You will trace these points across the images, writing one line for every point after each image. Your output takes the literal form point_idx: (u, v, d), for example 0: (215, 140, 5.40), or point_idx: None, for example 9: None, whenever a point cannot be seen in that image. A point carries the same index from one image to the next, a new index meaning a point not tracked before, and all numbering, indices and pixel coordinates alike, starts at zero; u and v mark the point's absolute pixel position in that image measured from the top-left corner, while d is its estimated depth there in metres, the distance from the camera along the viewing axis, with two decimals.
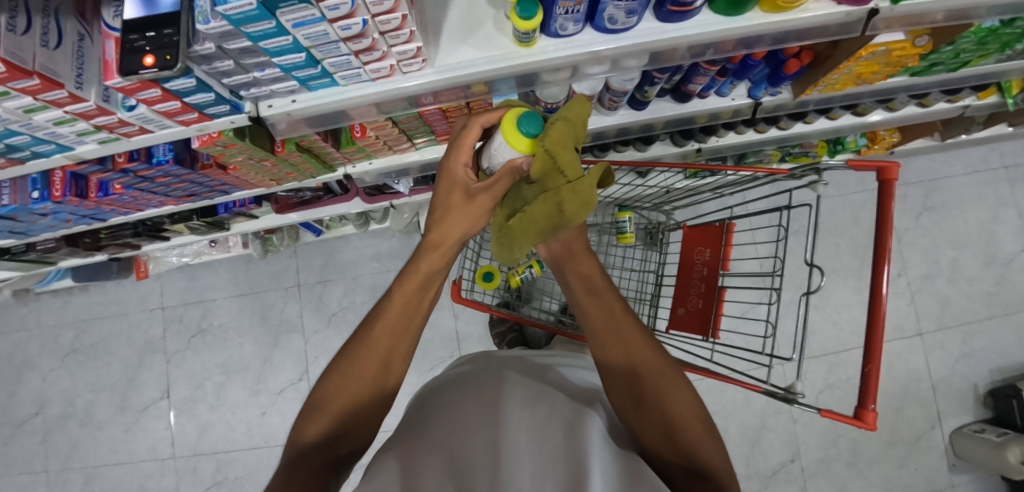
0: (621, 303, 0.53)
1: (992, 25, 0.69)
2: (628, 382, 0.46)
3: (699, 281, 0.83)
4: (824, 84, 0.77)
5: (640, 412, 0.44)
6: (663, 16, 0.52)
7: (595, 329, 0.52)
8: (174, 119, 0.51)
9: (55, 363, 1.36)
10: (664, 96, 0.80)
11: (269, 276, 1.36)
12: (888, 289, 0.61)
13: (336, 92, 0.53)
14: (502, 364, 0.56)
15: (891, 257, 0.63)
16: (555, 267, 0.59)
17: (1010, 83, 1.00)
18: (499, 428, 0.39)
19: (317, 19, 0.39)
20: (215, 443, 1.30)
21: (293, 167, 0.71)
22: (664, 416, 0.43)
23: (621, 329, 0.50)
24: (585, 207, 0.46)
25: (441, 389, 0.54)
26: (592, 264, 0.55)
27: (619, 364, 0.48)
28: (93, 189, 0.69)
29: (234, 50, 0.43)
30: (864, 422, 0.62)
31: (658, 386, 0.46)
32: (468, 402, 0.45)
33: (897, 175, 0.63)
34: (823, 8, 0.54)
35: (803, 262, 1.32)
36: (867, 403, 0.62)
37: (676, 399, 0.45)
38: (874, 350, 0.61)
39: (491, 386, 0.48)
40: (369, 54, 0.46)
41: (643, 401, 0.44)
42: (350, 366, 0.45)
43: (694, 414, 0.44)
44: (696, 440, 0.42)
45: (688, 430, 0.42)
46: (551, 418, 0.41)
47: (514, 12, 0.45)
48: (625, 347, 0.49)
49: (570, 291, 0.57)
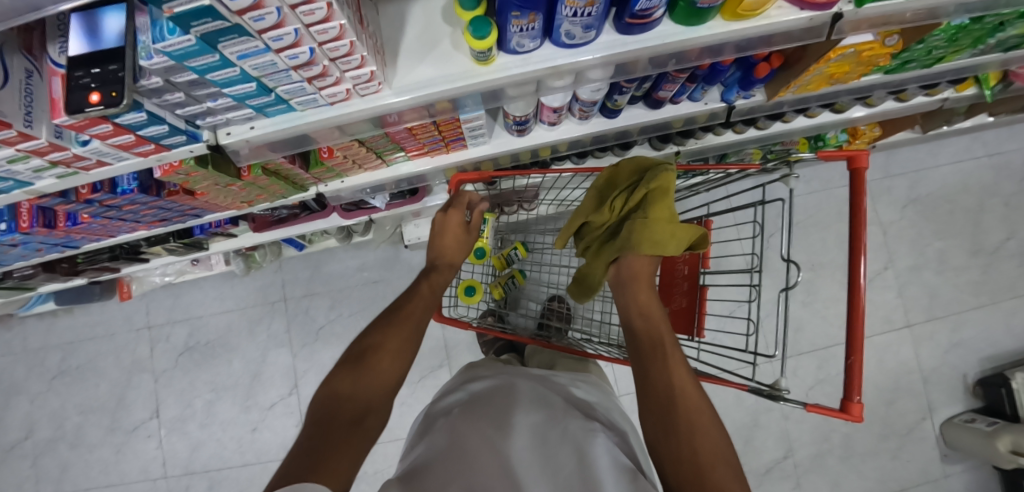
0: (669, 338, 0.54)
1: (961, 22, 0.69)
2: (661, 411, 0.46)
3: (682, 280, 0.82)
4: (797, 86, 0.77)
5: (667, 442, 0.43)
6: (623, 29, 0.51)
7: (641, 353, 0.53)
8: (130, 151, 0.51)
9: (42, 386, 1.34)
10: (635, 103, 0.80)
11: (255, 291, 1.35)
12: (865, 287, 0.61)
13: (295, 117, 0.53)
14: (522, 384, 0.58)
15: (865, 250, 0.63)
16: (616, 285, 0.64)
17: (986, 75, 1.01)
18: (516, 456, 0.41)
19: (262, 50, 0.38)
20: (207, 461, 1.30)
21: (263, 189, 0.70)
22: (693, 452, 0.41)
23: (669, 355, 0.51)
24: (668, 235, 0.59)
25: (452, 409, 0.54)
26: (650, 292, 0.59)
27: (650, 384, 0.49)
28: (61, 218, 0.68)
29: (183, 82, 0.43)
30: (851, 415, 0.61)
31: (691, 420, 0.44)
32: (480, 424, 0.46)
33: (867, 162, 0.63)
34: (785, 14, 0.53)
35: (779, 257, 1.32)
36: (852, 395, 0.62)
37: (706, 438, 0.43)
38: (856, 341, 0.61)
39: (507, 409, 0.50)
40: (323, 80, 0.45)
41: (673, 432, 0.43)
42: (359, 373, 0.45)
43: (723, 455, 0.41)
44: (724, 480, 0.39)
45: (718, 469, 0.40)
46: (564, 443, 0.44)
47: (467, 34, 0.44)
48: (666, 371, 0.49)
49: (625, 311, 0.60)
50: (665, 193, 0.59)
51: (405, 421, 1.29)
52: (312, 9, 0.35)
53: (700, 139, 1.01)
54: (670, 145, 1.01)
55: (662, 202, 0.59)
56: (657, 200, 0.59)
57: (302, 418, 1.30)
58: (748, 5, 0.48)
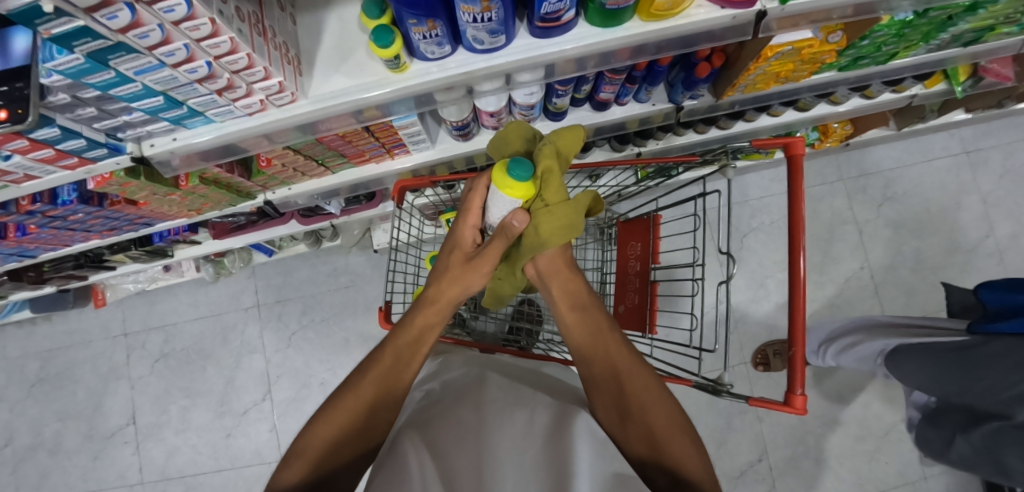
0: (607, 324, 0.53)
1: (905, 17, 0.67)
2: (614, 393, 0.46)
3: (634, 276, 0.83)
4: (743, 85, 0.76)
5: (624, 428, 0.43)
6: (539, 33, 0.51)
7: (583, 350, 0.51)
8: (55, 165, 0.51)
9: (21, 394, 1.36)
10: (583, 105, 0.79)
11: (229, 297, 1.37)
12: (804, 281, 0.60)
13: (216, 127, 0.53)
14: (486, 370, 0.58)
15: (804, 245, 0.62)
16: (539, 281, 0.59)
17: (954, 70, 0.99)
18: (492, 438, 0.40)
19: (156, 65, 0.39)
20: (182, 468, 1.30)
21: (205, 197, 0.72)
22: (649, 430, 0.41)
23: (608, 344, 0.50)
24: (564, 227, 0.51)
25: (422, 403, 0.52)
26: (578, 280, 0.56)
27: (597, 368, 0.49)
28: (12, 229, 0.69)
29: (91, 98, 0.43)
30: (794, 408, 0.60)
31: (643, 399, 0.44)
32: (448, 415, 0.46)
33: (802, 148, 0.63)
34: (706, 13, 0.53)
35: (718, 251, 1.28)
36: (795, 388, 0.60)
37: (660, 407, 0.43)
38: (797, 332, 0.59)
39: (473, 393, 0.50)
40: (232, 91, 0.46)
41: (629, 414, 0.43)
42: (337, 411, 0.43)
43: (678, 425, 0.42)
44: (681, 452, 0.39)
45: (675, 442, 0.40)
46: (531, 429, 0.42)
47: (505, 181, 0.49)
48: (607, 356, 0.49)
49: (556, 307, 0.57)
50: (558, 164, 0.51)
51: None
52: (195, 25, 0.36)
53: (660, 140, 1.02)
54: (630, 146, 1.02)
55: (554, 181, 0.50)
56: (544, 183, 0.50)
57: (276, 424, 1.30)
58: (659, 5, 0.47)
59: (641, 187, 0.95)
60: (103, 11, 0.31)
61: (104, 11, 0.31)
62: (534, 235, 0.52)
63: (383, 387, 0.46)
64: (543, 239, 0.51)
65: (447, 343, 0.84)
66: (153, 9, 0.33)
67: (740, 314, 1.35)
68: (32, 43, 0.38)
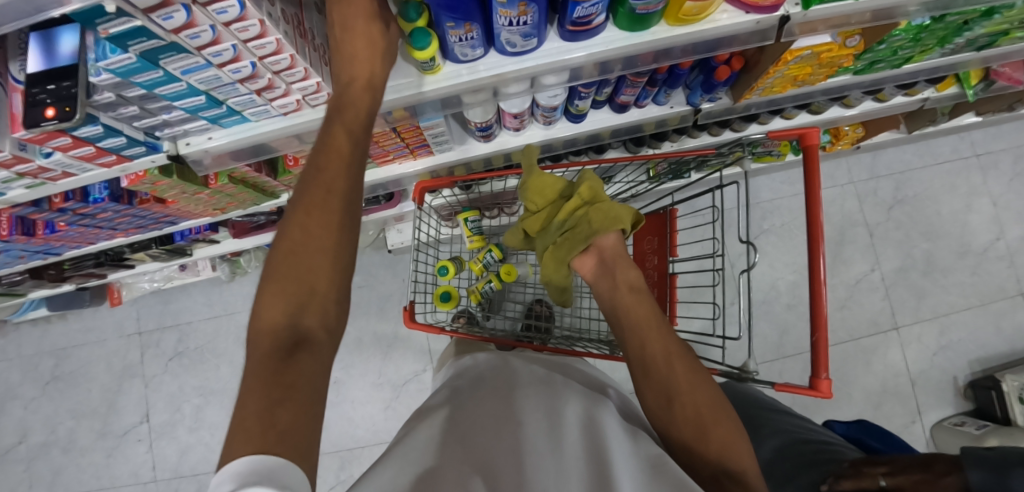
0: (655, 310, 0.54)
1: (923, 22, 0.68)
2: (661, 375, 0.46)
3: (652, 270, 0.84)
4: (761, 88, 0.77)
5: (670, 411, 0.43)
6: (568, 36, 0.52)
7: (630, 331, 0.52)
8: (93, 162, 0.52)
9: (36, 391, 1.37)
10: (602, 107, 0.81)
11: (243, 297, 1.38)
12: (824, 273, 0.60)
13: (250, 127, 0.54)
14: (514, 362, 0.58)
15: (824, 243, 0.63)
16: (596, 269, 0.61)
17: (967, 73, 0.99)
18: (525, 427, 0.40)
19: (203, 65, 0.40)
20: (195, 465, 1.31)
21: (232, 196, 0.73)
22: (697, 413, 0.42)
23: (652, 326, 0.51)
24: (611, 220, 0.59)
25: (446, 394, 0.52)
26: (636, 269, 0.58)
27: (638, 346, 0.50)
28: (40, 226, 0.70)
29: (135, 97, 0.44)
30: (818, 392, 0.60)
31: (689, 380, 0.45)
32: (484, 400, 0.45)
33: (817, 139, 0.65)
34: (732, 18, 0.54)
35: (739, 240, 1.31)
36: (819, 372, 0.61)
37: (704, 390, 0.44)
38: (819, 318, 0.60)
39: (508, 384, 0.50)
40: (271, 91, 0.47)
41: (677, 398, 0.44)
42: (290, 256, 0.35)
43: (723, 410, 0.43)
44: (726, 437, 0.40)
45: (720, 426, 0.41)
46: (569, 419, 0.42)
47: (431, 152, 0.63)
48: (655, 337, 0.50)
49: (610, 292, 0.58)
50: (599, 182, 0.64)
51: (390, 425, 1.32)
52: (245, 27, 0.37)
53: (675, 142, 1.04)
54: (645, 148, 1.03)
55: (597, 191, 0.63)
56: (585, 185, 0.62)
57: None
58: (688, 10, 0.48)
59: (655, 184, 0.97)
60: (160, 12, 0.32)
61: (162, 12, 0.32)
62: (586, 226, 0.60)
63: (318, 214, 0.36)
64: (595, 226, 0.59)
65: (468, 340, 0.85)
66: (207, 10, 0.34)
67: (751, 316, 1.36)
68: (82, 44, 0.39)
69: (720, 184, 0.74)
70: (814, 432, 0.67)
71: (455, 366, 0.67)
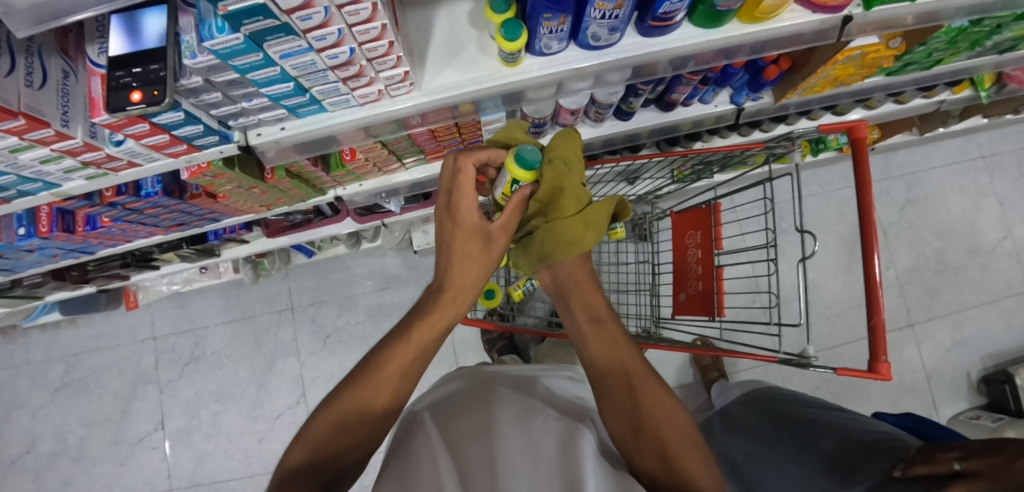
0: (626, 336, 0.49)
1: (962, 24, 0.70)
2: (626, 393, 0.43)
3: (694, 264, 0.84)
4: (803, 88, 0.79)
5: (636, 442, 0.39)
6: (644, 31, 0.52)
7: (587, 345, 0.48)
8: (162, 152, 0.51)
9: (44, 399, 1.32)
10: (648, 106, 0.82)
11: (262, 300, 1.35)
12: (879, 264, 0.62)
13: (325, 117, 0.54)
14: (493, 380, 0.54)
15: (877, 248, 0.64)
16: (555, 292, 0.56)
17: (981, 77, 1.03)
18: (496, 442, 0.36)
19: (304, 49, 0.39)
20: (212, 473, 1.27)
21: (283, 192, 0.72)
22: (662, 445, 0.38)
23: (618, 344, 0.47)
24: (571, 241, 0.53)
25: (431, 406, 0.50)
26: (598, 292, 0.53)
27: (607, 373, 0.45)
28: (80, 223, 0.68)
29: (222, 82, 0.43)
30: (880, 375, 0.61)
31: (653, 404, 0.41)
32: (462, 417, 0.43)
33: (866, 132, 0.66)
34: (797, 17, 0.55)
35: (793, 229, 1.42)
36: (879, 356, 0.62)
37: (670, 419, 0.40)
38: (876, 305, 0.61)
39: (481, 398, 0.47)
40: (357, 80, 0.47)
41: (642, 430, 0.39)
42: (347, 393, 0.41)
43: (689, 439, 0.39)
44: (693, 469, 0.36)
45: (687, 457, 0.37)
46: (544, 432, 0.39)
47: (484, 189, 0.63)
48: (617, 352, 0.47)
49: (572, 317, 0.52)
50: (563, 166, 0.52)
51: None
52: (357, 10, 0.36)
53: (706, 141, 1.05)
54: (678, 148, 1.05)
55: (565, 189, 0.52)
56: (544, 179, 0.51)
57: None
58: (765, 8, 0.49)
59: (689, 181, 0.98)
60: None
61: None
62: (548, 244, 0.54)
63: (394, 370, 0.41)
64: (553, 248, 0.54)
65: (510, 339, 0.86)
66: None
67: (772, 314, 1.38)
68: (169, 25, 0.39)
69: (769, 176, 0.73)
70: (866, 423, 0.71)
71: (450, 376, 0.66)
